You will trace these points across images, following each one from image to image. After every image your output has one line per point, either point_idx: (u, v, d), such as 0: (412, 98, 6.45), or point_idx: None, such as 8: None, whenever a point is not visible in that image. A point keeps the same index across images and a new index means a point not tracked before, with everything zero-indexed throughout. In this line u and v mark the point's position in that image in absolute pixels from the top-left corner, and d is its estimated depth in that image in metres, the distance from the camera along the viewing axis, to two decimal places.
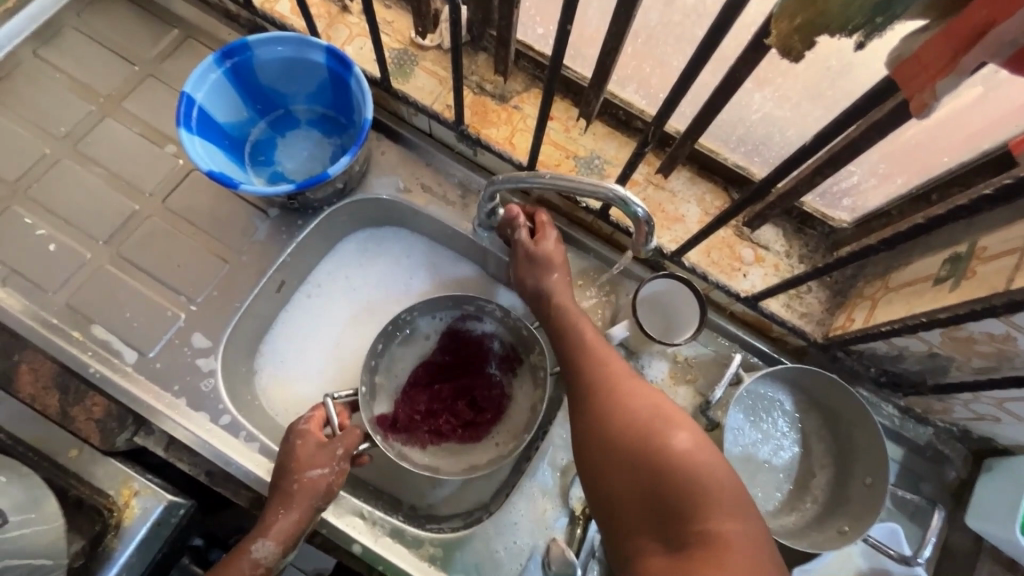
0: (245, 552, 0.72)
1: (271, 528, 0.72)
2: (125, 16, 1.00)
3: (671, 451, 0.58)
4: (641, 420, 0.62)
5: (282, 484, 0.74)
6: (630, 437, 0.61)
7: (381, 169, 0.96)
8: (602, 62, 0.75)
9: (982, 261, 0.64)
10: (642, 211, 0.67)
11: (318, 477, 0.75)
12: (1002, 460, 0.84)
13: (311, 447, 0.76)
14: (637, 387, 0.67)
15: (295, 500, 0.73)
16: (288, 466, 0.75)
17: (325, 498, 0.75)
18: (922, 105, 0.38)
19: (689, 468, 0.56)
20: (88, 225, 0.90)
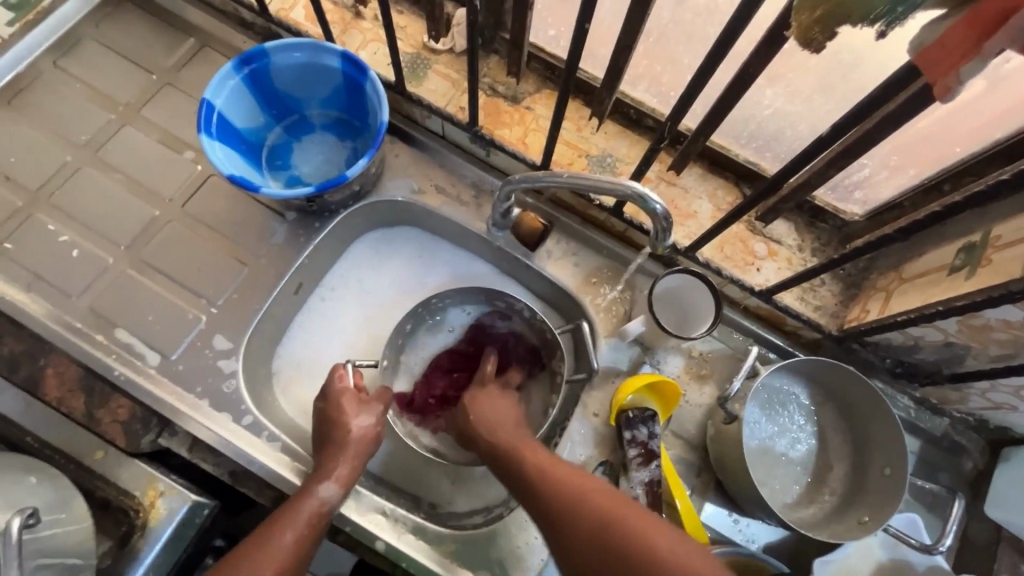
0: (308, 496, 0.74)
1: (333, 473, 0.76)
2: (142, 26, 1.02)
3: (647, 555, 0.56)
4: (609, 523, 0.60)
5: (335, 434, 0.79)
6: (602, 545, 0.59)
7: (395, 171, 0.97)
8: (615, 61, 0.77)
9: (997, 249, 0.65)
10: (661, 205, 0.68)
11: (367, 428, 0.80)
12: (1019, 449, 0.85)
13: (350, 400, 0.81)
14: (589, 483, 0.65)
15: (352, 446, 0.78)
16: (338, 417, 0.79)
17: (373, 447, 0.80)
18: (945, 90, 0.39)
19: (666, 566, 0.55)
20: (110, 231, 0.91)
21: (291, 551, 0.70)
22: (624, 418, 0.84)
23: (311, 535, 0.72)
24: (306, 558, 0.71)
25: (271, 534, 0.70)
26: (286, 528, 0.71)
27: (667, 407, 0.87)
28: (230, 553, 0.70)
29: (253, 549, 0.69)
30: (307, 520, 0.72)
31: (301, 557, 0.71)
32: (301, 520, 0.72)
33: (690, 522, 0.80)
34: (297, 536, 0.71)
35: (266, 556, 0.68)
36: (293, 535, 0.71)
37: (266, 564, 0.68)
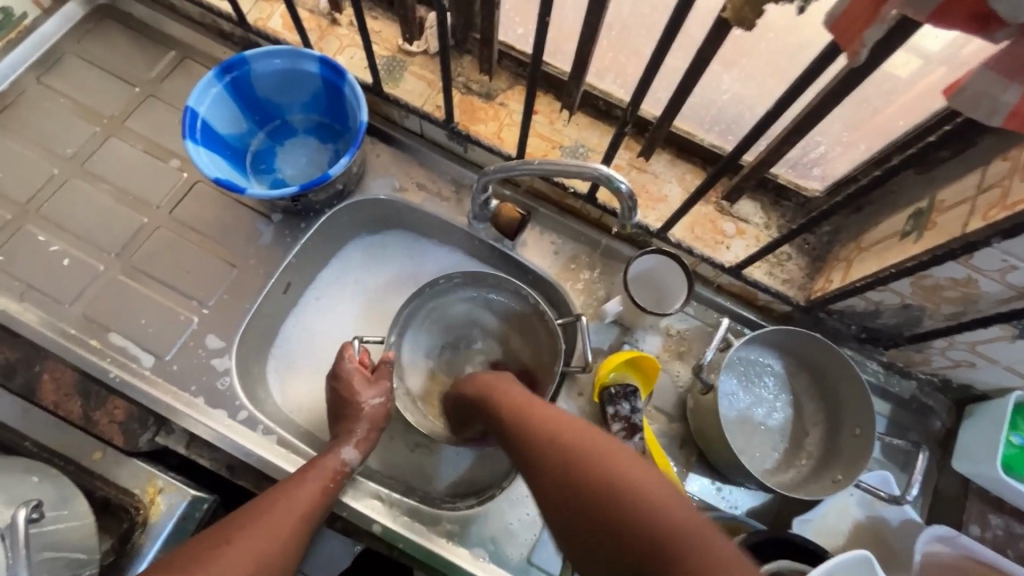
0: (332, 455, 0.79)
1: (352, 438, 0.82)
2: (123, 41, 1.05)
3: (637, 501, 0.55)
4: (597, 469, 0.59)
5: (350, 409, 0.84)
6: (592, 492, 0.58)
7: (377, 170, 1.01)
8: (579, 55, 0.81)
9: (941, 212, 0.70)
10: (627, 183, 0.72)
11: (377, 406, 0.85)
12: (981, 405, 0.89)
13: (361, 378, 0.86)
14: (582, 426, 0.64)
15: (367, 416, 0.84)
16: (352, 395, 0.84)
17: (384, 422, 0.85)
18: (855, 55, 0.42)
19: (654, 507, 0.54)
20: (100, 239, 0.94)
21: (317, 500, 0.74)
22: (606, 394, 0.87)
23: (330, 492, 0.76)
24: (325, 510, 0.75)
25: (301, 481, 0.74)
26: (313, 479, 0.75)
27: (647, 381, 0.91)
28: (257, 496, 0.72)
29: (284, 491, 0.72)
30: (330, 476, 0.77)
31: (322, 507, 0.74)
32: (324, 476, 0.76)
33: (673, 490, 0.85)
34: (322, 488, 0.75)
35: (296, 498, 0.72)
36: (319, 486, 0.75)
37: (297, 505, 0.72)
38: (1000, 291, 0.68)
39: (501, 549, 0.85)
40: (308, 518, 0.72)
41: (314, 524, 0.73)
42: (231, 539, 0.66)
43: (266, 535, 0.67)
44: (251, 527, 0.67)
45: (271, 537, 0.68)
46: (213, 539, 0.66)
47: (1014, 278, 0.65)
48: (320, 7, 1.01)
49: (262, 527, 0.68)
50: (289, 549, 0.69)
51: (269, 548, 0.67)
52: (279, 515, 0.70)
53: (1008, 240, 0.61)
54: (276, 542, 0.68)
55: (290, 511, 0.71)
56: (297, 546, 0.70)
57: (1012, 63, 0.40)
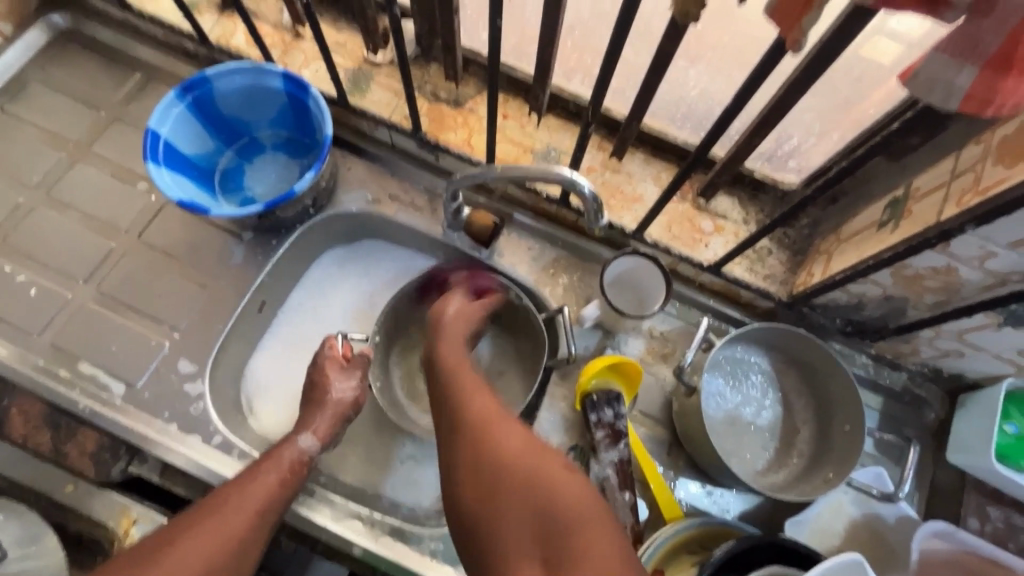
0: (290, 445, 0.77)
1: (311, 426, 0.80)
2: (87, 65, 1.04)
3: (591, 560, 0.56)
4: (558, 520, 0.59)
5: (318, 393, 0.82)
6: (547, 539, 0.59)
7: (348, 183, 0.99)
8: (541, 57, 0.79)
9: (916, 200, 0.68)
10: (590, 187, 0.71)
11: (346, 392, 0.83)
12: (974, 394, 0.87)
13: (334, 366, 0.84)
14: (548, 461, 0.64)
15: (331, 404, 0.82)
16: (321, 379, 0.83)
17: (351, 410, 0.84)
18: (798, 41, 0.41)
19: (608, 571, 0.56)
20: (68, 266, 0.92)
21: (273, 493, 0.73)
22: (588, 402, 0.85)
23: (290, 482, 0.75)
24: (286, 501, 0.74)
25: (255, 475, 0.73)
26: (270, 470, 0.74)
27: (631, 386, 0.89)
28: (212, 493, 0.71)
29: (237, 487, 0.71)
30: (289, 467, 0.75)
31: (281, 499, 0.73)
32: (281, 467, 0.75)
33: (662, 498, 0.83)
34: (279, 480, 0.74)
35: (248, 494, 0.71)
36: (275, 478, 0.74)
37: (251, 500, 0.70)
38: (981, 278, 0.66)
39: None
40: (265, 513, 0.71)
41: (273, 517, 0.72)
42: (175, 540, 0.65)
43: (215, 534, 0.66)
44: (199, 527, 0.66)
45: (220, 536, 0.66)
46: (162, 538, 0.65)
47: (994, 264, 0.63)
48: (283, 21, 1.00)
49: (210, 525, 0.67)
50: (241, 545, 0.68)
51: (218, 547, 0.66)
52: (230, 513, 0.68)
53: (984, 226, 0.59)
54: (226, 540, 0.67)
55: (243, 507, 0.70)
56: (253, 542, 0.69)
57: (964, 43, 0.38)
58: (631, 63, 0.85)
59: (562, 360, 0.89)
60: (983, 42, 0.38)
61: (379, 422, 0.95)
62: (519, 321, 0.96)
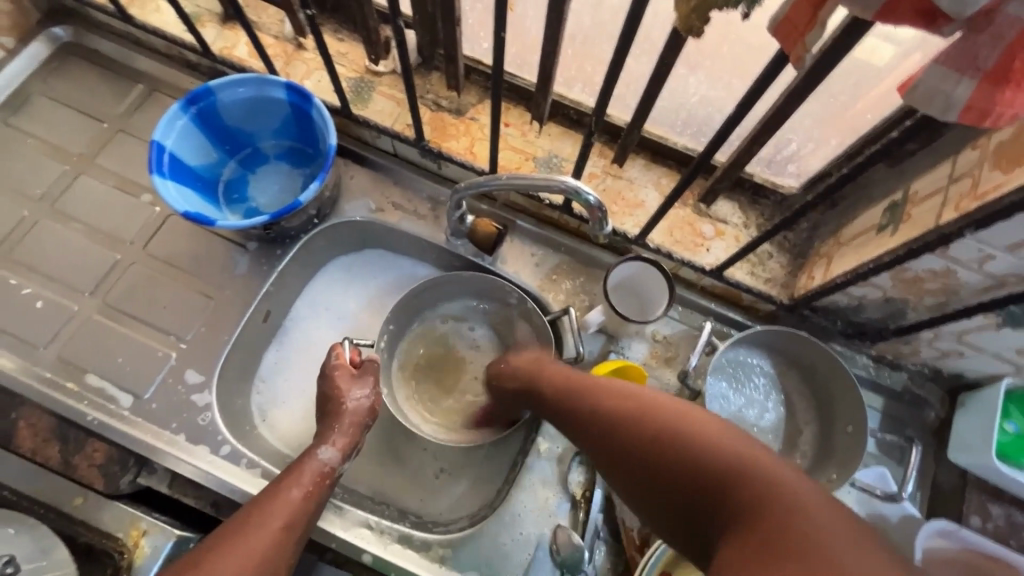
0: (310, 458, 0.77)
1: (330, 438, 0.80)
2: (90, 77, 1.04)
3: (701, 447, 0.56)
4: (666, 431, 0.59)
5: (333, 405, 0.83)
6: (662, 449, 0.59)
7: (352, 192, 0.99)
8: (543, 67, 0.80)
9: (914, 205, 0.69)
10: (595, 196, 0.72)
11: (361, 401, 0.84)
12: (973, 393, 0.88)
13: (345, 376, 0.85)
14: (658, 400, 0.64)
15: (349, 414, 0.82)
16: (334, 390, 0.83)
17: (368, 418, 0.84)
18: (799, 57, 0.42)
19: (714, 448, 0.56)
20: (73, 279, 0.93)
21: (297, 508, 0.72)
22: None
23: (312, 497, 0.74)
24: (310, 516, 0.73)
25: (278, 491, 0.73)
26: (292, 486, 0.74)
27: None
28: (235, 513, 0.71)
29: (260, 505, 0.71)
30: (311, 480, 0.75)
31: (305, 513, 0.72)
32: (303, 481, 0.75)
33: None
34: (303, 494, 0.74)
35: (272, 509, 0.70)
36: (297, 493, 0.73)
37: (276, 516, 0.70)
38: (980, 281, 0.68)
39: (495, 570, 0.83)
40: (290, 528, 0.70)
41: (298, 533, 0.71)
42: (198, 562, 0.64)
43: (238, 552, 0.65)
44: (224, 545, 0.65)
45: (243, 553, 0.65)
46: (189, 561, 0.64)
47: (993, 267, 0.65)
48: (285, 32, 1.00)
49: (237, 541, 0.66)
50: (266, 564, 0.66)
51: (246, 563, 0.64)
52: (255, 528, 0.68)
53: (981, 230, 0.60)
54: (255, 556, 0.65)
55: (267, 522, 0.69)
56: (280, 558, 0.68)
57: (961, 58, 0.40)
58: (632, 72, 0.86)
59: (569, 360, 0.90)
60: (980, 56, 0.39)
61: (385, 430, 0.95)
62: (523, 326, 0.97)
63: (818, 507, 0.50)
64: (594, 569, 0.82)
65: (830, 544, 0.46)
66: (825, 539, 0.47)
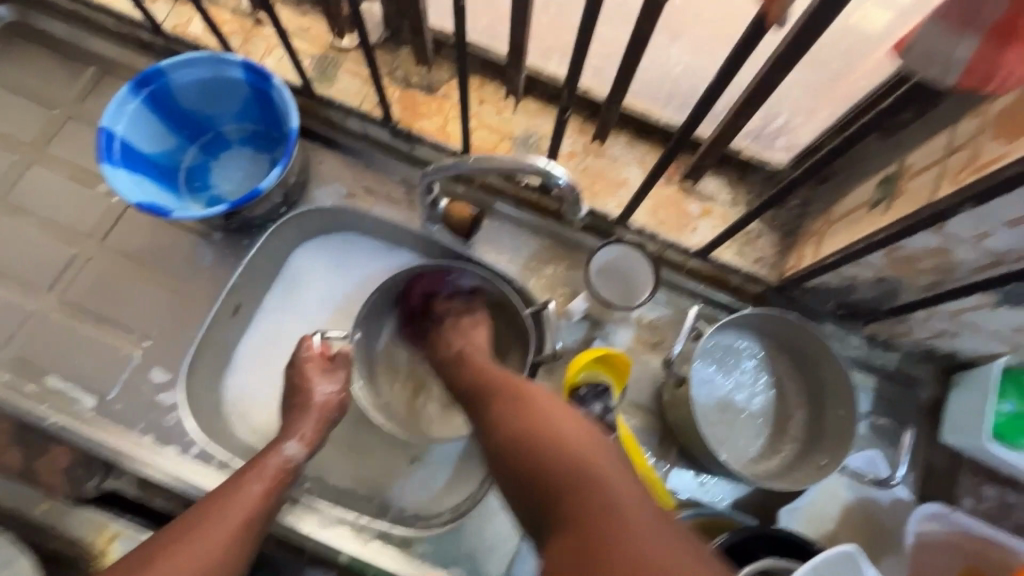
0: (273, 452, 0.74)
1: (299, 432, 0.77)
2: (37, 60, 0.98)
3: (557, 455, 0.58)
4: (532, 431, 0.60)
5: (301, 398, 0.79)
6: (529, 454, 0.59)
7: (322, 177, 0.95)
8: (514, 39, 0.75)
9: (909, 178, 0.65)
10: (566, 176, 0.68)
11: (330, 395, 0.80)
12: (968, 372, 0.85)
13: (316, 367, 0.81)
14: (556, 415, 0.62)
15: (316, 407, 0.79)
16: (304, 383, 0.80)
17: (336, 413, 0.81)
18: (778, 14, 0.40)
19: (569, 458, 0.57)
20: (28, 276, 0.88)
21: (257, 504, 0.69)
22: (576, 396, 0.82)
23: (274, 493, 0.71)
24: (271, 513, 0.70)
25: (238, 487, 0.69)
26: (253, 481, 0.70)
27: (621, 378, 0.86)
28: (192, 507, 0.67)
29: (218, 500, 0.67)
30: (273, 476, 0.72)
31: (266, 511, 0.69)
32: (266, 476, 0.71)
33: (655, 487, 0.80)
34: (264, 490, 0.70)
35: (231, 506, 0.67)
36: (259, 489, 0.70)
37: (234, 512, 0.66)
38: (976, 259, 0.64)
39: (479, 565, 0.82)
40: (249, 525, 0.67)
41: (258, 531, 0.68)
42: (150, 563, 0.60)
43: (191, 552, 0.62)
44: (177, 546, 0.62)
45: (197, 554, 0.62)
46: (140, 557, 0.61)
47: (990, 244, 0.61)
48: (242, 7, 0.94)
49: (191, 540, 0.63)
50: (222, 563, 0.63)
51: (202, 562, 0.62)
52: (212, 525, 0.64)
53: (980, 206, 0.56)
54: (209, 557, 0.62)
55: (225, 520, 0.65)
56: (238, 556, 0.65)
57: (962, 14, 0.38)
58: (611, 42, 0.81)
59: (547, 356, 0.86)
60: (985, 9, 0.37)
61: (364, 424, 0.92)
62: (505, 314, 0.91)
63: (653, 528, 0.52)
64: None
65: (639, 556, 0.49)
66: (638, 550, 0.50)
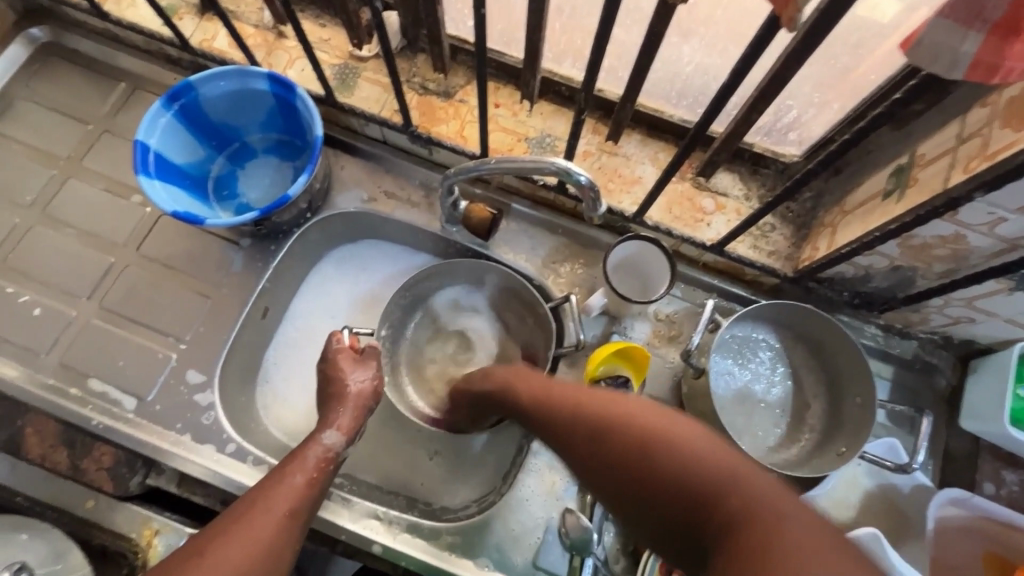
0: (314, 443, 0.77)
1: (336, 422, 0.80)
2: (72, 79, 1.02)
3: (677, 471, 0.53)
4: (638, 450, 0.57)
5: (335, 389, 0.82)
6: (644, 475, 0.55)
7: (344, 183, 0.98)
8: (530, 44, 0.78)
9: (922, 168, 0.66)
10: (587, 174, 0.70)
11: (363, 385, 0.83)
12: (986, 359, 0.86)
13: (349, 358, 0.84)
14: (639, 416, 0.59)
15: (352, 398, 0.82)
16: (336, 373, 0.83)
17: (371, 400, 0.84)
18: (791, 19, 0.42)
19: (674, 458, 0.54)
20: (69, 284, 0.92)
21: (301, 493, 0.72)
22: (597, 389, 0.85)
23: (315, 483, 0.74)
24: (314, 501, 0.73)
25: (282, 477, 0.72)
26: (295, 473, 0.73)
27: (640, 371, 0.88)
28: (239, 499, 0.70)
29: (264, 491, 0.70)
30: (315, 466, 0.75)
31: (309, 500, 0.72)
32: (307, 467, 0.74)
33: None
34: (306, 480, 0.73)
35: (277, 496, 0.70)
36: (302, 480, 0.73)
37: (279, 502, 0.69)
38: (991, 245, 0.65)
39: (506, 556, 0.83)
40: (294, 513, 0.70)
41: (302, 519, 0.71)
42: (205, 549, 0.63)
43: (243, 538, 0.64)
44: (228, 536, 0.64)
45: (248, 540, 0.64)
46: (194, 545, 0.64)
47: (1004, 230, 0.62)
48: (265, 21, 0.98)
49: (241, 527, 0.65)
50: (272, 548, 0.66)
51: (253, 548, 0.64)
52: (259, 514, 0.67)
53: (992, 192, 0.58)
54: (259, 543, 0.65)
55: (271, 509, 0.68)
56: (286, 543, 0.67)
57: (969, 9, 0.40)
58: (623, 43, 0.83)
59: (570, 347, 0.88)
60: (987, 8, 0.39)
61: (391, 421, 0.95)
62: (526, 309, 0.95)
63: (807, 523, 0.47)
64: (604, 551, 0.83)
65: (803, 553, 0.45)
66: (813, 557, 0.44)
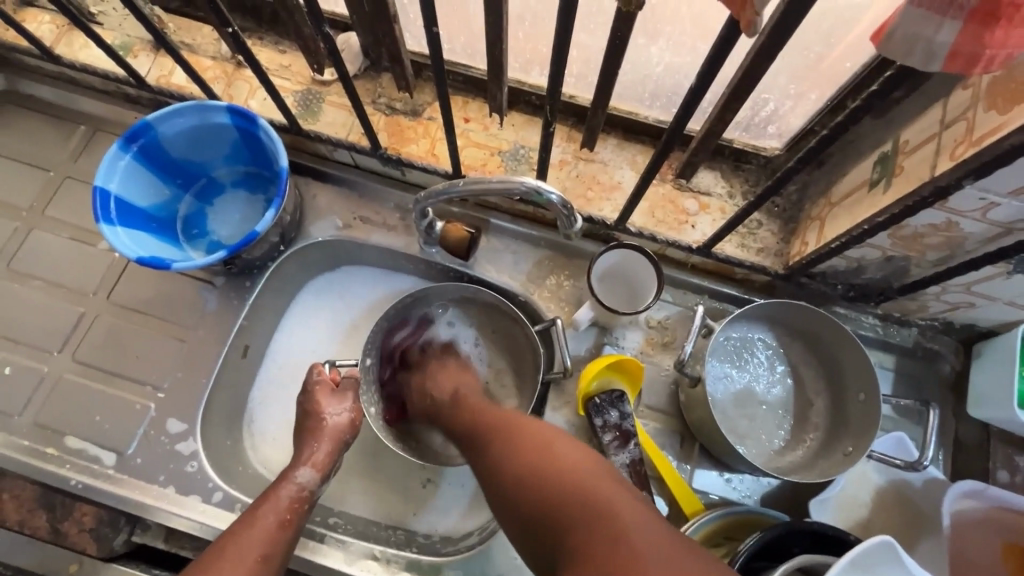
0: (286, 482, 0.74)
1: (310, 458, 0.77)
2: (29, 126, 0.99)
3: (566, 485, 0.58)
4: (539, 460, 0.62)
5: (313, 422, 0.80)
6: (533, 488, 0.60)
7: (317, 212, 0.94)
8: (493, 57, 0.75)
9: (906, 156, 0.64)
10: (556, 193, 0.68)
11: (341, 418, 0.80)
12: (989, 342, 0.83)
13: (326, 391, 0.82)
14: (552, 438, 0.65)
15: (328, 431, 0.79)
16: (314, 408, 0.80)
17: (349, 434, 0.81)
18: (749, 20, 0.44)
19: (566, 474, 0.59)
20: (39, 339, 0.89)
21: (273, 533, 0.69)
22: (592, 405, 0.82)
23: (291, 520, 0.72)
24: (290, 543, 0.71)
25: (254, 520, 0.69)
26: (268, 513, 0.70)
27: (634, 382, 0.86)
28: (208, 547, 0.67)
29: (234, 536, 0.67)
30: (288, 505, 0.72)
31: (281, 543, 0.69)
32: (280, 505, 0.72)
33: (679, 491, 0.80)
34: (279, 521, 0.70)
35: (248, 536, 0.67)
36: (274, 520, 0.70)
37: (252, 546, 0.67)
38: (984, 230, 0.63)
39: None
40: (266, 559, 0.67)
41: (275, 564, 0.68)
42: None
43: None
44: None
45: None
46: None
47: (997, 215, 0.60)
48: (222, 52, 0.95)
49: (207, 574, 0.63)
50: None
51: None
52: (228, 563, 0.64)
53: (982, 179, 0.55)
54: None
55: (242, 557, 0.66)
56: None
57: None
58: (589, 48, 0.81)
59: (558, 374, 0.86)
60: None
61: (383, 452, 0.92)
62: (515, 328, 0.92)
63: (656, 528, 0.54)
64: None
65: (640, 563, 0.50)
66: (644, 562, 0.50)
